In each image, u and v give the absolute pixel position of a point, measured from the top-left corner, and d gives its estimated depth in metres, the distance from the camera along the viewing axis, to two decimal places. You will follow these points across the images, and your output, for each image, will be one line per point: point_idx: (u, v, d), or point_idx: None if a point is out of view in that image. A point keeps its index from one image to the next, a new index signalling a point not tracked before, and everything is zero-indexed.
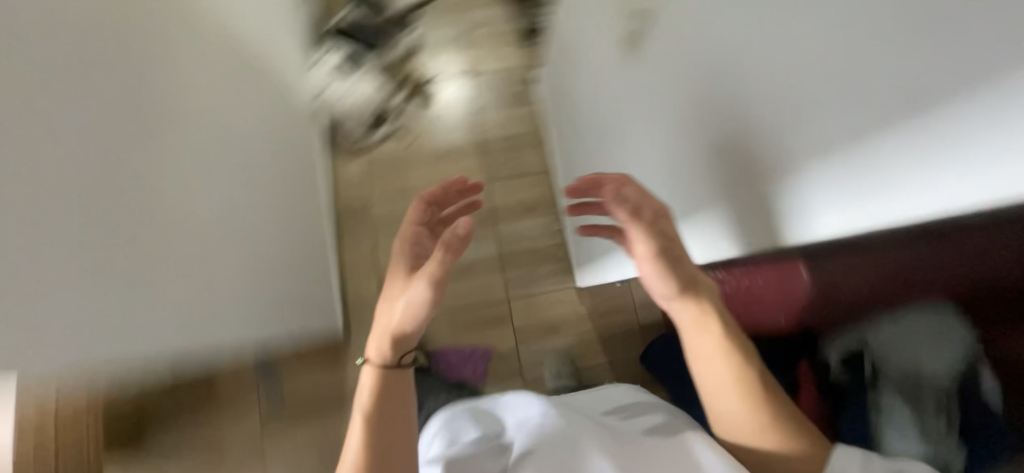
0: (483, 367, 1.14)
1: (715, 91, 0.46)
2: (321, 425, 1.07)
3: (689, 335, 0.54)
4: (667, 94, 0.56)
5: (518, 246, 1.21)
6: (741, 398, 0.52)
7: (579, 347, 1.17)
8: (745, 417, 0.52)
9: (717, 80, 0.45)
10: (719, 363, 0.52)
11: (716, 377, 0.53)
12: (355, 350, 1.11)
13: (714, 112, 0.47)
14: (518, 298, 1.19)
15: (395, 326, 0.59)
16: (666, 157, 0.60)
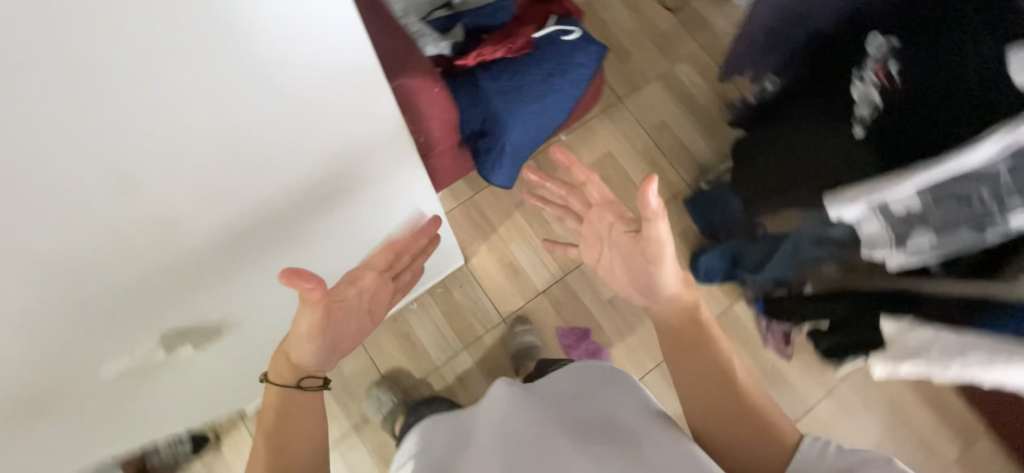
0: (577, 330, 1.14)
1: (217, 209, 0.46)
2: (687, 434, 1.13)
3: (674, 325, 0.59)
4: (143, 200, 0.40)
5: (451, 333, 1.13)
6: (729, 404, 0.53)
7: (521, 233, 1.18)
8: (710, 405, 0.54)
9: (204, 209, 0.45)
10: (705, 375, 0.55)
11: (699, 380, 0.55)
12: None
13: (241, 202, 0.47)
14: (500, 311, 1.15)
15: (294, 358, 0.55)
16: (306, 235, 0.59)
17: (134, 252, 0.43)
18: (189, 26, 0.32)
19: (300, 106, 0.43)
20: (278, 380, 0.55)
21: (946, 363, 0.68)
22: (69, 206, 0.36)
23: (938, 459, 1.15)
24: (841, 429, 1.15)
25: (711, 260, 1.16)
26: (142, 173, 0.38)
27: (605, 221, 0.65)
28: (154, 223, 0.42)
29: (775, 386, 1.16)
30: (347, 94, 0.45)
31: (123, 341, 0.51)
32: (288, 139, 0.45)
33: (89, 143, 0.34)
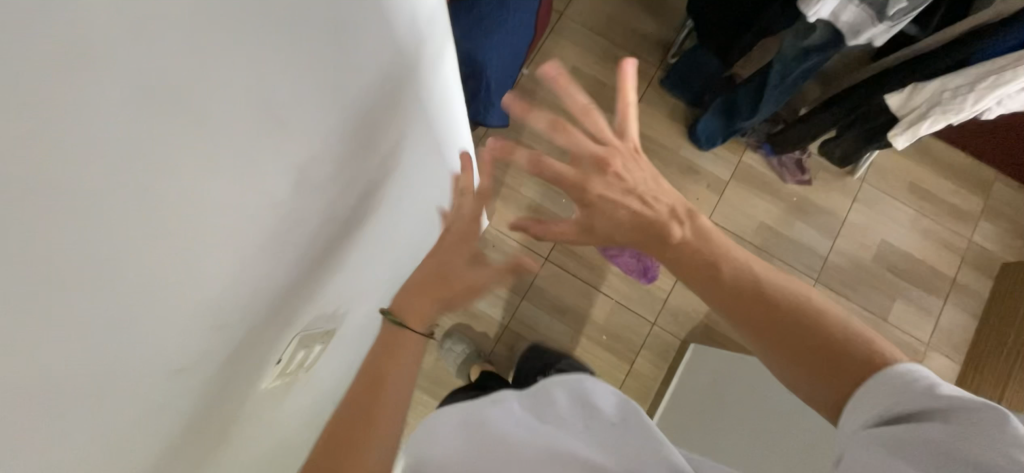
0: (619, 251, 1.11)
1: (334, 259, 0.46)
2: None
3: (713, 266, 0.47)
4: (373, 284, 0.58)
5: (503, 290, 1.15)
6: (817, 360, 0.40)
7: (525, 175, 1.19)
8: (790, 359, 0.41)
9: (317, 225, 0.41)
10: (777, 329, 0.42)
11: (766, 316, 0.43)
12: (692, 323, 1.14)
13: (338, 215, 0.44)
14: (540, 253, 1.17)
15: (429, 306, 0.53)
16: (375, 253, 0.55)
17: (267, 270, 0.37)
18: (333, 93, 0.36)
19: (419, 179, 0.58)
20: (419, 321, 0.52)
21: (963, 95, 0.73)
22: (224, 180, 0.30)
23: (967, 216, 1.23)
24: (875, 225, 1.22)
25: (705, 123, 1.19)
26: (285, 156, 0.34)
27: (608, 191, 0.53)
28: (327, 295, 0.48)
29: (805, 213, 1.22)
30: (440, 156, 0.61)
31: (253, 391, 0.43)
32: (380, 182, 0.48)
33: (349, 272, 0.50)
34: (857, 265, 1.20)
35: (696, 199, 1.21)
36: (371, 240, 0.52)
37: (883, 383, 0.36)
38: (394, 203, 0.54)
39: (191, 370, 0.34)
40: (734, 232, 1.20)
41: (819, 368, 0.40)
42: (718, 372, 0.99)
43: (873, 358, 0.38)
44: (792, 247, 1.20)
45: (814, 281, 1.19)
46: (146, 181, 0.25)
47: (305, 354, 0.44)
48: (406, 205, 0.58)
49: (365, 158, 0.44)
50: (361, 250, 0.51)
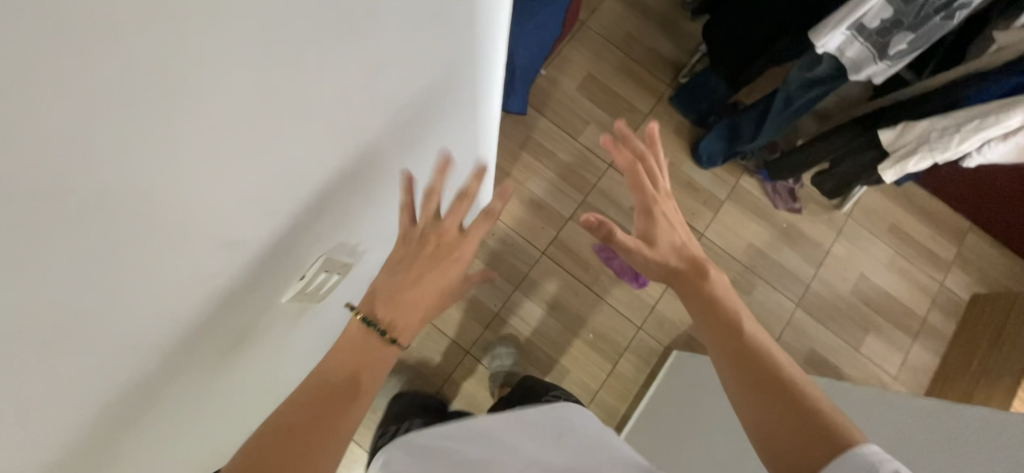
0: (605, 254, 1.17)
1: (358, 184, 0.46)
2: None
3: (713, 304, 0.54)
4: (386, 219, 0.59)
5: (498, 279, 1.16)
6: (779, 410, 0.45)
7: (533, 171, 1.22)
8: (759, 399, 0.46)
9: (361, 166, 0.44)
10: (751, 373, 0.47)
11: (747, 359, 0.48)
12: (676, 333, 1.16)
13: (374, 153, 0.45)
14: (538, 247, 1.19)
15: (401, 311, 0.53)
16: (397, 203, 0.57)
17: (310, 195, 0.40)
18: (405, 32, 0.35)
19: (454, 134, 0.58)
20: (401, 329, 0.52)
21: (949, 135, 0.79)
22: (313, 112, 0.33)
23: (942, 263, 1.30)
24: (858, 260, 1.28)
25: (707, 144, 1.24)
26: (362, 106, 0.37)
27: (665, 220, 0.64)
28: (344, 217, 0.48)
29: (794, 240, 1.27)
30: (478, 114, 0.61)
31: (261, 300, 0.44)
32: (415, 128, 0.48)
33: (368, 201, 0.51)
34: (838, 294, 1.25)
35: (692, 214, 1.25)
36: (394, 176, 0.53)
37: (846, 452, 0.40)
38: (424, 151, 0.55)
39: (204, 270, 0.34)
40: (726, 250, 1.24)
41: (779, 416, 0.44)
42: (690, 385, 0.99)
43: (844, 437, 0.42)
44: (779, 270, 1.24)
45: (797, 305, 1.23)
46: (260, 97, 0.28)
47: (325, 277, 0.45)
48: (435, 155, 0.58)
49: (410, 101, 0.43)
50: (381, 182, 0.51)
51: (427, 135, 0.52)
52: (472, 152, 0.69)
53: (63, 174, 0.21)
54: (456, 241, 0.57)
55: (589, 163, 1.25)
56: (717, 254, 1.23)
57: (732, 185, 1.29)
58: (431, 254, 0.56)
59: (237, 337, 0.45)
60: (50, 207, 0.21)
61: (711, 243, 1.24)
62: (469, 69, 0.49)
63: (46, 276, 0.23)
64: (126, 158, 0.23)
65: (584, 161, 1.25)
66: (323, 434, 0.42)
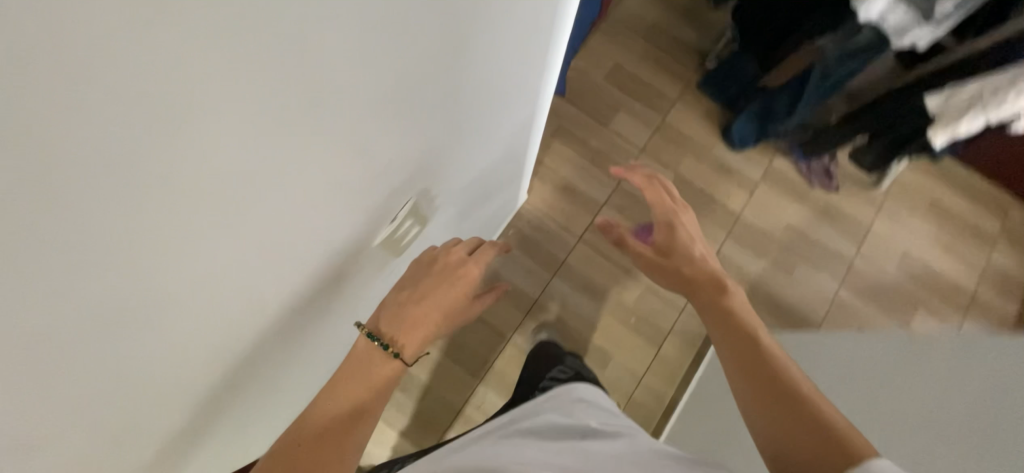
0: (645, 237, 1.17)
1: (435, 128, 0.45)
2: (777, 283, 1.18)
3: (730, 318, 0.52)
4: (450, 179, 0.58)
5: (536, 265, 1.15)
6: (792, 424, 0.42)
7: (565, 158, 1.23)
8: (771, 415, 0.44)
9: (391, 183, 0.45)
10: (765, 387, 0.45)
11: (763, 373, 0.46)
12: None
13: (455, 92, 0.44)
14: (574, 233, 1.18)
15: (409, 329, 0.54)
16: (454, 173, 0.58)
17: (343, 211, 0.41)
18: None
19: (521, 94, 0.58)
20: (409, 345, 0.54)
21: (1005, 92, 0.79)
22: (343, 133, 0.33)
23: (987, 238, 1.27)
24: (899, 237, 1.25)
25: (740, 128, 1.24)
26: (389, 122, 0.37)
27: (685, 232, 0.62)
28: (418, 162, 0.47)
29: (833, 218, 1.25)
30: (544, 79, 0.60)
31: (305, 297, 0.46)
32: (493, 75, 0.47)
33: (440, 150, 0.50)
34: (881, 272, 1.22)
35: (727, 195, 1.24)
36: (464, 130, 0.52)
37: (854, 470, 0.38)
38: (494, 107, 0.54)
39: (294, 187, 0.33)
40: (765, 231, 1.22)
41: (789, 431, 0.42)
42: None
43: (856, 452, 0.39)
44: (819, 249, 1.22)
45: (840, 284, 1.20)
46: (366, 30, 0.28)
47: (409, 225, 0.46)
48: (502, 114, 0.57)
49: (496, 40, 0.42)
50: (454, 133, 0.50)
51: (500, 88, 0.51)
52: (529, 121, 0.68)
53: (209, 43, 0.20)
54: (461, 261, 0.61)
55: (621, 149, 1.25)
56: (755, 235, 1.21)
57: (766, 166, 1.27)
58: (438, 273, 0.58)
59: (282, 338, 0.47)
60: (104, 245, 0.22)
61: (749, 224, 1.22)
62: (550, 18, 0.48)
63: (97, 315, 0.24)
64: (202, 159, 0.24)
65: (615, 147, 1.25)
66: (336, 443, 0.45)
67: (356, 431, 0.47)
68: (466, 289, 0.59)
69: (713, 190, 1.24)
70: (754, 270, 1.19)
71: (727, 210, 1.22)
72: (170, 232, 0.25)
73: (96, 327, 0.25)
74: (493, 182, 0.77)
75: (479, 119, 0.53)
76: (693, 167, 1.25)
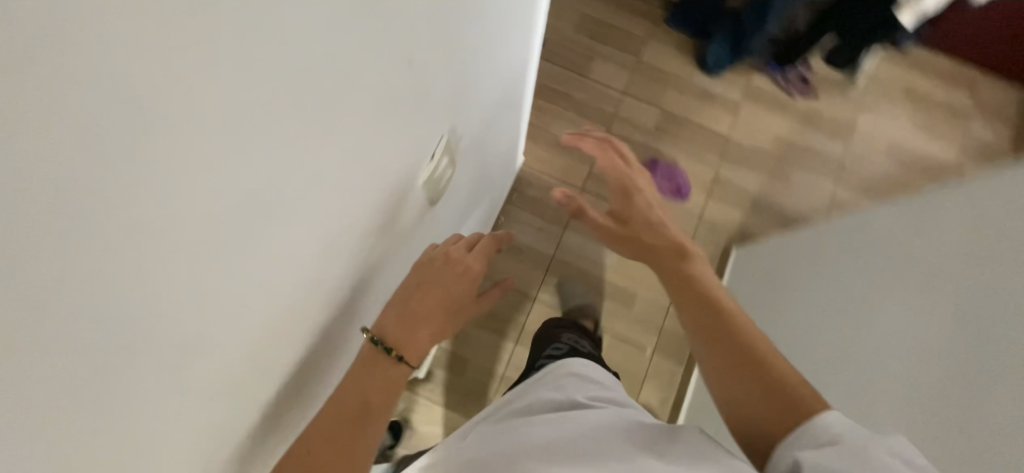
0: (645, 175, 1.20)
1: (458, 52, 0.45)
2: (778, 194, 1.22)
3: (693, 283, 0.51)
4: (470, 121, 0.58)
5: (546, 223, 1.17)
6: (752, 391, 0.44)
7: (552, 115, 1.23)
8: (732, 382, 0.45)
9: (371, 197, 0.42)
10: (727, 354, 0.46)
11: (724, 339, 0.46)
12: (730, 234, 1.18)
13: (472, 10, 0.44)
14: (576, 185, 1.20)
15: (413, 335, 0.52)
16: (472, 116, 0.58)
17: (393, 144, 0.40)
18: None
19: (517, 22, 0.58)
20: (412, 349, 0.52)
21: None
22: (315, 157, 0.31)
23: (963, 111, 1.33)
24: (882, 127, 1.30)
25: (715, 53, 1.25)
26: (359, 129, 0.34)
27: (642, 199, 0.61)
28: (445, 93, 0.47)
29: (817, 122, 1.28)
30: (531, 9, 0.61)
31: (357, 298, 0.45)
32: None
33: (462, 82, 0.50)
34: (872, 164, 1.27)
35: (714, 120, 1.26)
36: (480, 61, 0.52)
37: (804, 430, 0.40)
38: (500, 34, 0.54)
39: (359, 99, 0.32)
40: (757, 147, 1.25)
41: (749, 398, 0.44)
42: (780, 256, 1.01)
43: (811, 407, 0.42)
44: (810, 154, 1.26)
45: (838, 182, 1.24)
46: None
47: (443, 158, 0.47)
48: (505, 46, 0.58)
49: None
50: (473, 63, 0.50)
51: (503, 12, 0.52)
52: (524, 60, 0.69)
53: None
54: (462, 257, 0.57)
55: (604, 96, 1.26)
56: (748, 153, 1.24)
57: (746, 85, 1.30)
58: (440, 272, 0.55)
59: (323, 341, 0.46)
60: (140, 260, 0.20)
61: (740, 143, 1.25)
62: None
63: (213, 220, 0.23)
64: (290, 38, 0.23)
65: (598, 95, 1.26)
66: (337, 450, 0.45)
67: (362, 435, 0.47)
68: (470, 287, 0.57)
69: (700, 118, 1.26)
70: (755, 186, 1.22)
71: (718, 135, 1.25)
72: (237, 181, 0.23)
73: (212, 238, 0.23)
74: (500, 133, 0.77)
75: (490, 49, 0.53)
76: (677, 99, 1.27)
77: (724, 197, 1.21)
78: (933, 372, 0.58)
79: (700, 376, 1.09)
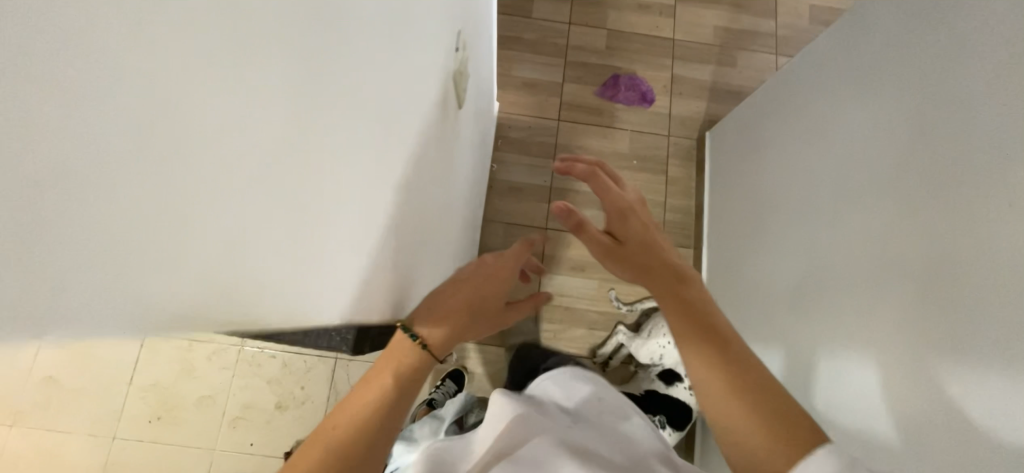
0: (610, 94, 1.29)
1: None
2: (731, 80, 1.32)
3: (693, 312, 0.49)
4: (475, 41, 0.62)
5: (536, 161, 1.23)
6: (754, 421, 0.42)
7: (512, 61, 1.29)
8: (730, 418, 0.43)
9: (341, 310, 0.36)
10: (725, 388, 0.44)
11: (721, 372, 0.45)
12: (700, 126, 1.29)
13: None
14: (552, 119, 1.26)
15: (445, 328, 0.52)
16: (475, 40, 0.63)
17: (442, 27, 0.43)
18: None
19: None
20: (439, 341, 0.52)
21: None
22: (249, 297, 0.25)
23: None
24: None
25: None
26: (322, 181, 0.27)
27: (641, 223, 0.56)
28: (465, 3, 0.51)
29: (746, 7, 1.39)
30: None
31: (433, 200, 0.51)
32: None
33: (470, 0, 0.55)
34: (804, 30, 1.38)
35: (656, 27, 1.35)
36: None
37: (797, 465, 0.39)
38: None
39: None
40: (701, 42, 1.35)
41: (749, 428, 0.42)
42: (749, 122, 1.10)
43: (807, 441, 0.41)
44: (749, 36, 1.36)
45: (779, 54, 1.35)
46: None
47: (460, 45, 0.50)
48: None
49: None
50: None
51: None
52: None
53: None
54: (498, 260, 0.59)
55: (554, 32, 1.32)
56: (694, 50, 1.34)
57: None
58: (481, 276, 0.57)
59: (412, 240, 0.46)
60: None
61: (686, 44, 1.34)
62: None
63: None
64: None
65: (548, 32, 1.32)
66: (362, 441, 0.46)
67: (385, 428, 0.47)
68: (502, 289, 0.57)
69: (645, 30, 1.34)
70: (709, 78, 1.32)
71: (664, 40, 1.34)
72: None
73: None
74: (487, 67, 0.83)
75: None
76: (619, 18, 1.35)
77: (685, 94, 1.31)
78: (902, 155, 0.67)
79: (709, 255, 1.19)
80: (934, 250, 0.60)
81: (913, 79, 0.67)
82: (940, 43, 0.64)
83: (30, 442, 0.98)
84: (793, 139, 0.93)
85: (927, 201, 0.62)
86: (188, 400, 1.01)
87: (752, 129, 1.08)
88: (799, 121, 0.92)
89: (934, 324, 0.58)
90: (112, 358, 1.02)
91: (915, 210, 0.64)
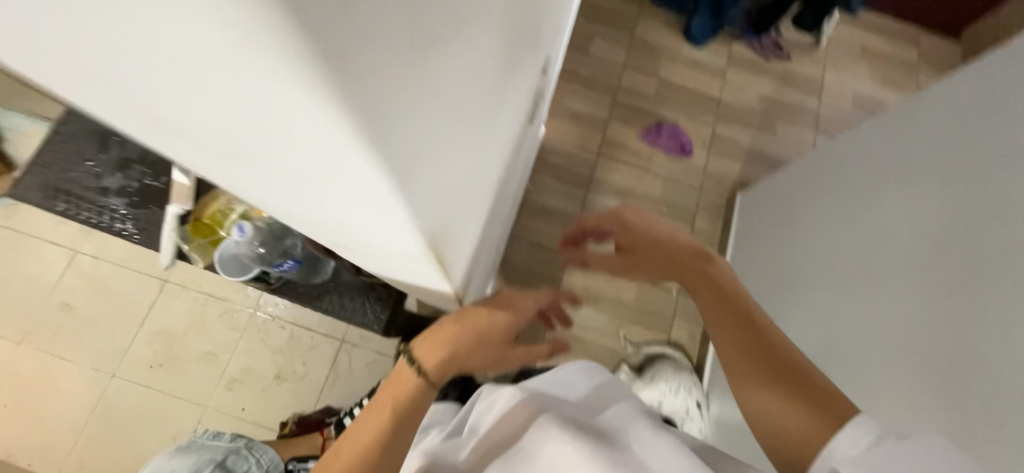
0: (651, 139, 1.33)
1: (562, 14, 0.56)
2: (768, 147, 1.36)
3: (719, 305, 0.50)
4: (551, 74, 0.67)
5: (569, 188, 1.27)
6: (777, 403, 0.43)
7: (563, 91, 1.35)
8: (762, 396, 0.44)
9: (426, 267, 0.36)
10: (752, 370, 0.45)
11: (750, 352, 0.46)
12: (731, 184, 1.32)
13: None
14: (591, 151, 1.31)
15: (443, 356, 0.47)
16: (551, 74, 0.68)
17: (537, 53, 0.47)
18: None
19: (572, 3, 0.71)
20: (434, 367, 0.47)
21: None
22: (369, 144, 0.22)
23: (915, 62, 1.50)
24: (848, 82, 1.46)
25: (697, 27, 1.40)
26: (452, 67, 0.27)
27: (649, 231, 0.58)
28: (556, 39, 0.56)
29: (792, 83, 1.45)
30: None
31: (495, 205, 0.54)
32: None
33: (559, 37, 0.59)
34: (845, 114, 1.43)
35: (705, 85, 1.41)
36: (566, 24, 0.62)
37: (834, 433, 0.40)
38: None
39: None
40: (744, 107, 1.40)
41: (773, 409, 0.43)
42: (781, 189, 1.13)
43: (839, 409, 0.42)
44: (790, 110, 1.41)
45: (817, 131, 1.40)
46: None
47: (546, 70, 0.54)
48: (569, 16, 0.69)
49: None
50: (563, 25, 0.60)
51: None
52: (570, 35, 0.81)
53: None
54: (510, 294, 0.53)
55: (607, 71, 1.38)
56: (737, 112, 1.39)
57: (729, 54, 1.45)
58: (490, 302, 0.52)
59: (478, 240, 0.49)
60: None
61: (730, 105, 1.40)
62: None
63: None
64: None
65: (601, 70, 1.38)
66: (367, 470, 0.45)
67: (396, 440, 0.46)
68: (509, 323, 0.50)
69: (693, 85, 1.40)
70: (747, 141, 1.36)
71: (708, 98, 1.39)
72: None
73: None
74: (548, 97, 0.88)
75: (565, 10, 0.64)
76: (669, 70, 1.41)
77: (721, 152, 1.35)
78: (932, 241, 0.69)
79: None
80: (955, 337, 0.60)
81: (953, 170, 0.70)
82: (977, 140, 0.67)
83: (36, 365, 0.99)
84: (824, 212, 0.96)
85: (955, 288, 0.63)
86: (193, 352, 1.02)
87: (783, 195, 1.11)
88: (832, 196, 0.95)
89: (948, 412, 0.58)
90: (132, 298, 1.04)
91: (941, 297, 0.65)
